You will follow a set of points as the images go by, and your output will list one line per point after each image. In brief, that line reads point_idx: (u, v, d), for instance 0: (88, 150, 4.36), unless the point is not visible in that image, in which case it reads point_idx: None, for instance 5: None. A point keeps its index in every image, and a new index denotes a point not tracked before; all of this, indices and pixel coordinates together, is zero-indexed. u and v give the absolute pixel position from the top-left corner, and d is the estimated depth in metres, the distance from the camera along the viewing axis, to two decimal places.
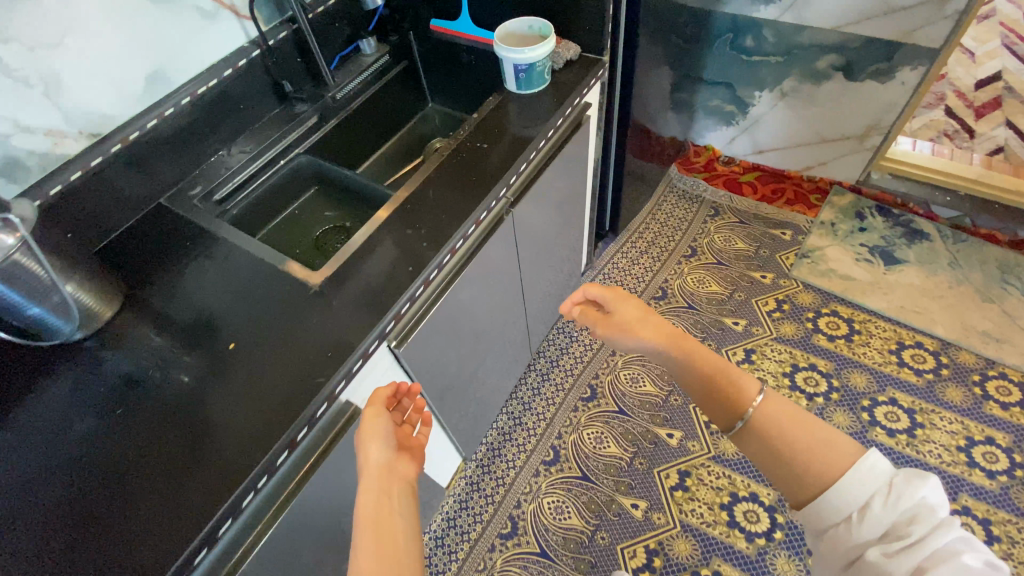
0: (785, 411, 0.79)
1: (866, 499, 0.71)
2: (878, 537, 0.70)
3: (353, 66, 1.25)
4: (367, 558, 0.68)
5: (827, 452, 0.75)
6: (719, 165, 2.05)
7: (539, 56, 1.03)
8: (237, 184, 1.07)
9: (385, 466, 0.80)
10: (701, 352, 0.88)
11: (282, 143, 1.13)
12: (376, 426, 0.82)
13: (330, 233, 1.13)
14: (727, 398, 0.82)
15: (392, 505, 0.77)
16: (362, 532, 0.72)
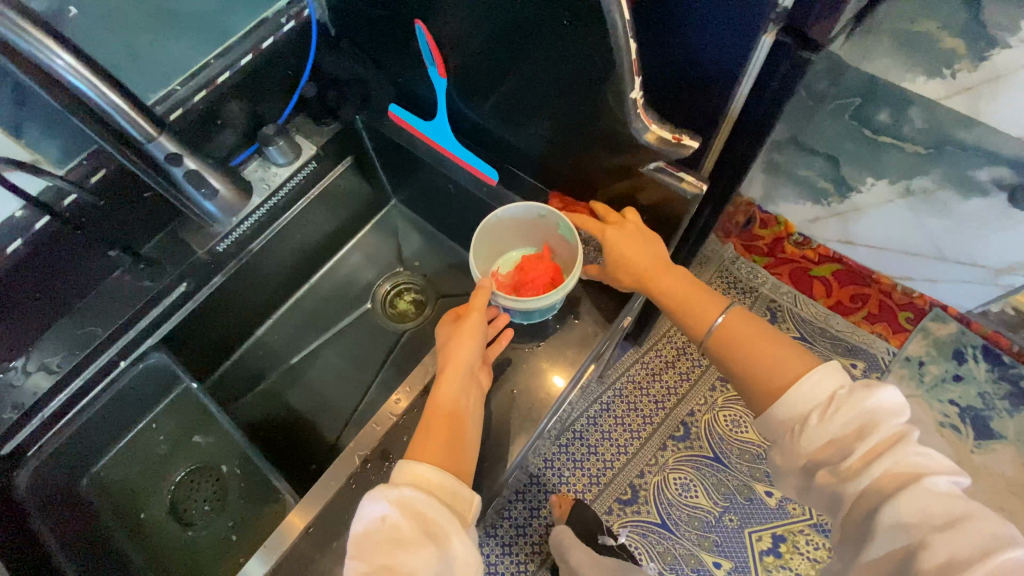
0: (745, 320, 0.59)
1: (807, 415, 0.51)
2: (822, 446, 0.50)
3: (255, 185, 0.77)
4: (432, 459, 0.53)
5: (787, 368, 0.54)
6: (789, 247, 1.54)
7: (547, 304, 0.65)
8: (32, 431, 0.66)
9: (468, 371, 0.61)
10: (677, 280, 0.62)
11: (118, 347, 0.70)
12: (466, 336, 0.61)
13: (198, 483, 0.75)
14: (693, 317, 0.61)
15: (469, 396, 0.60)
16: (432, 429, 0.56)
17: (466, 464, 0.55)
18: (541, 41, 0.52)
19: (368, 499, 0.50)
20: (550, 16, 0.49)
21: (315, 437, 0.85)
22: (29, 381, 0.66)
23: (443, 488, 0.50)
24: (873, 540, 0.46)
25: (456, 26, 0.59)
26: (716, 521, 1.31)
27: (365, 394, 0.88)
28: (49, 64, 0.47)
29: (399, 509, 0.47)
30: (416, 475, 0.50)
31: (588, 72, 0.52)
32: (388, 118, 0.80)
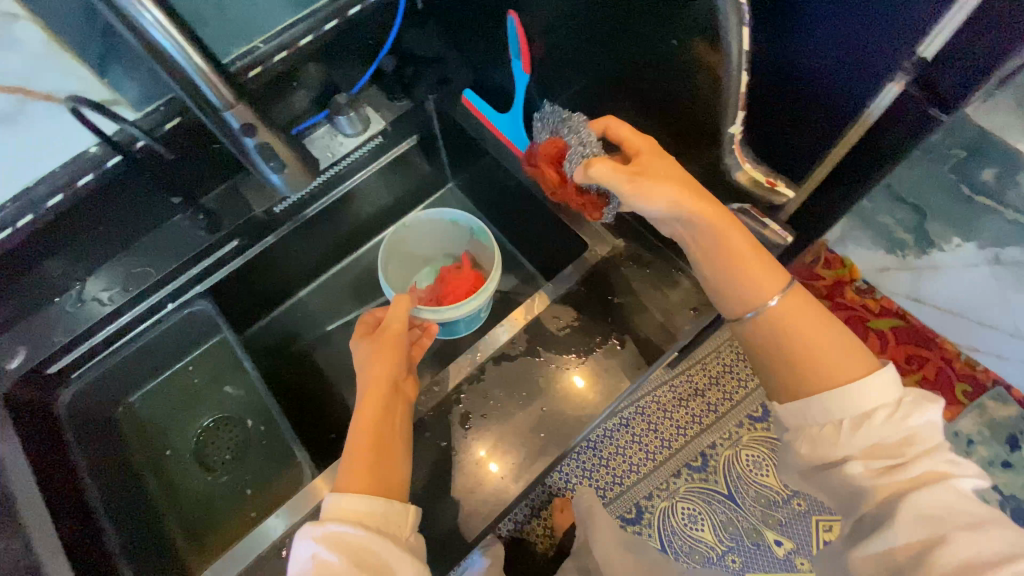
0: (804, 304, 0.50)
1: (865, 411, 0.47)
2: (864, 441, 0.46)
3: (318, 151, 0.76)
4: (359, 477, 0.53)
5: (850, 371, 0.48)
6: (851, 295, 1.37)
7: (456, 310, 0.77)
8: (78, 355, 0.70)
9: (395, 379, 0.62)
10: (738, 236, 0.50)
11: (167, 292, 0.72)
12: (386, 352, 0.63)
13: (222, 435, 0.76)
14: (750, 288, 0.50)
15: (396, 398, 0.61)
16: (362, 438, 0.56)
17: (398, 470, 0.56)
18: (644, 57, 0.48)
19: (300, 536, 0.50)
20: (662, 34, 0.45)
21: (336, 408, 0.85)
22: (83, 310, 0.69)
23: (375, 511, 0.51)
24: (885, 535, 0.43)
25: (552, 23, 0.55)
26: (717, 560, 1.28)
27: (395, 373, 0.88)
28: (139, 17, 0.46)
29: (329, 544, 0.48)
30: (341, 506, 0.50)
31: (687, 100, 0.48)
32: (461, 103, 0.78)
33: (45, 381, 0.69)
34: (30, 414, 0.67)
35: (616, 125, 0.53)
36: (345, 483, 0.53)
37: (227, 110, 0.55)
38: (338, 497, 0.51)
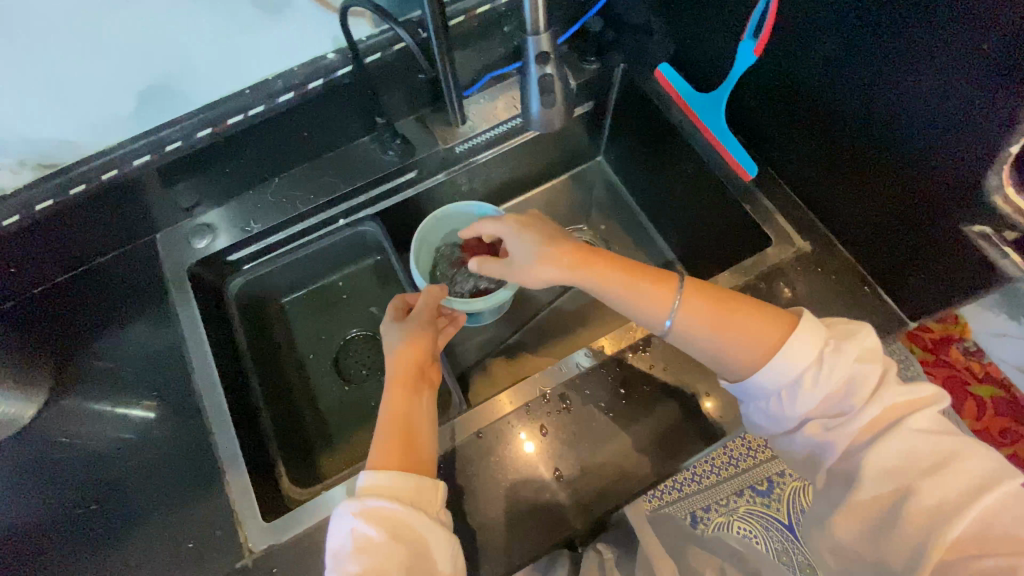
0: (699, 290, 0.54)
1: (795, 377, 0.50)
2: (815, 400, 0.50)
3: (505, 100, 0.77)
4: (389, 453, 0.51)
5: (733, 331, 0.53)
6: (954, 355, 1.31)
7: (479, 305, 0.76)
8: (256, 248, 0.74)
9: (422, 363, 0.59)
10: (623, 273, 0.55)
11: (345, 207, 0.75)
12: (406, 335, 0.60)
13: (361, 351, 0.80)
14: (648, 305, 0.54)
15: (424, 377, 0.59)
16: (386, 433, 0.53)
17: (432, 449, 0.54)
18: (933, 65, 0.47)
19: (339, 507, 0.48)
20: (970, 45, 0.44)
21: (458, 351, 0.86)
22: (270, 209, 0.73)
23: (410, 487, 0.48)
24: (860, 489, 0.47)
25: (819, 16, 0.54)
26: None
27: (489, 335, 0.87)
28: None
29: (364, 517, 0.46)
30: (378, 482, 0.48)
31: (966, 118, 0.47)
32: (652, 77, 0.77)
33: (222, 265, 0.73)
34: (205, 292, 0.72)
35: (522, 219, 0.60)
36: (382, 461, 0.51)
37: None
38: (374, 476, 0.49)
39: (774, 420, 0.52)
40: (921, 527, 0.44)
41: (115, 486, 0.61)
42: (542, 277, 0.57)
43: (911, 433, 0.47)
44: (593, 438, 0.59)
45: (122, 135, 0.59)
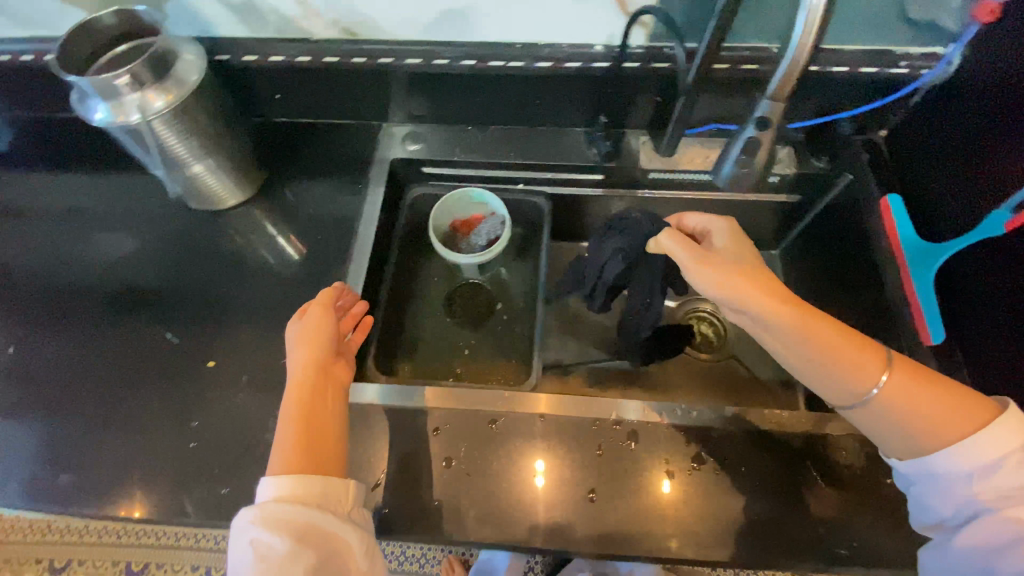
0: (912, 374, 0.48)
1: (996, 458, 0.45)
2: (992, 459, 0.45)
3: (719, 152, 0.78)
4: (290, 457, 0.51)
5: (966, 428, 0.46)
6: None
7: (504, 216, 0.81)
8: (449, 172, 0.83)
9: (325, 355, 0.60)
10: (834, 335, 0.49)
11: (533, 175, 0.82)
12: (297, 337, 0.60)
13: (476, 298, 0.86)
14: (848, 374, 0.49)
15: (317, 396, 0.56)
16: (298, 402, 0.55)
17: (338, 448, 0.54)
18: None
19: (238, 514, 0.48)
20: None
21: (548, 347, 0.89)
22: (475, 146, 0.82)
23: (313, 491, 0.50)
24: (983, 528, 0.44)
25: None
26: None
27: (480, 332, 0.83)
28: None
29: (263, 524, 0.47)
30: (278, 492, 0.49)
31: None
32: (875, 201, 0.73)
33: (413, 170, 0.84)
34: (391, 183, 0.83)
35: (731, 231, 0.60)
36: (280, 467, 0.51)
37: (771, 98, 0.49)
38: (274, 481, 0.49)
39: (922, 475, 0.48)
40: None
41: (253, 295, 0.75)
42: (739, 316, 0.55)
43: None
44: (634, 485, 0.59)
45: (408, 36, 0.70)
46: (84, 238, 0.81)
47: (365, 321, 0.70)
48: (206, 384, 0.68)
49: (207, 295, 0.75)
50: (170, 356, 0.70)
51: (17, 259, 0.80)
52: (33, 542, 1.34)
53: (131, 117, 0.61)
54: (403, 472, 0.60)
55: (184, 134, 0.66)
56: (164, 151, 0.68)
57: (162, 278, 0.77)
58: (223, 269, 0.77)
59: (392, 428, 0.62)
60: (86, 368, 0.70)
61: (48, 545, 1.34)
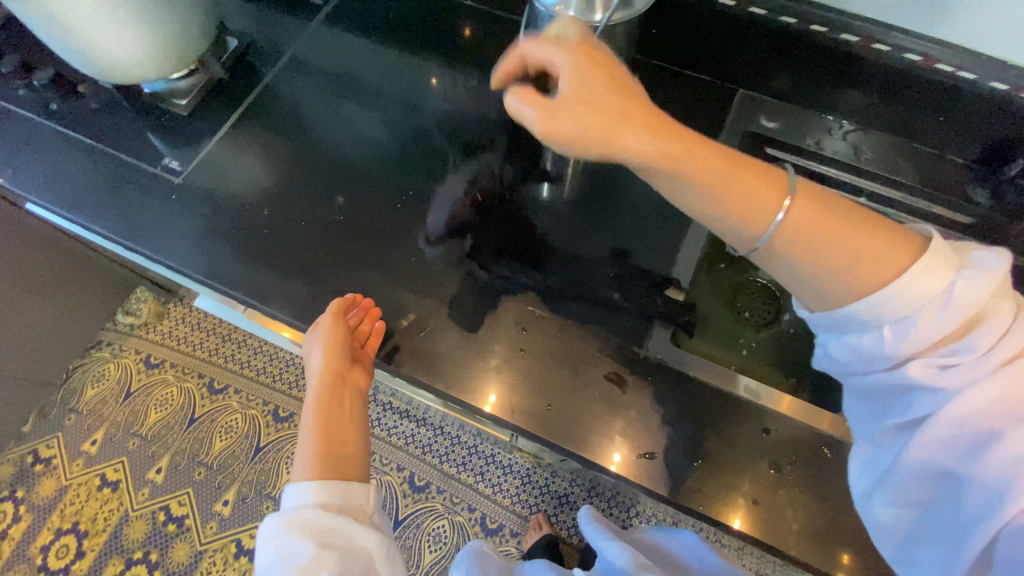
0: (813, 203, 0.45)
1: (920, 312, 0.43)
2: (928, 335, 0.43)
3: None
4: (313, 469, 0.65)
5: (879, 276, 0.44)
6: None
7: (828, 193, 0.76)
8: (796, 161, 0.79)
9: (340, 366, 0.69)
10: (721, 164, 0.44)
11: (888, 194, 0.76)
12: (313, 346, 0.69)
13: (768, 299, 0.81)
14: (748, 218, 0.45)
15: (334, 404, 0.70)
16: (316, 413, 0.69)
17: (355, 452, 0.70)
18: None
19: (268, 521, 0.62)
20: None
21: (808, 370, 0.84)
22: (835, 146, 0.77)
23: (335, 492, 0.64)
24: (941, 444, 0.44)
25: None
26: None
27: (763, 334, 0.79)
28: None
29: (294, 528, 0.60)
30: (304, 498, 0.62)
31: None
32: None
33: (756, 149, 0.80)
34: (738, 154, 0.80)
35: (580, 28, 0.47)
36: (307, 479, 0.65)
37: None
38: (307, 490, 0.63)
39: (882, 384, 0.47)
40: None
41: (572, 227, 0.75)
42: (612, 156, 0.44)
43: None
44: None
45: (862, 10, 0.64)
46: (415, 118, 0.85)
47: (376, 328, 0.69)
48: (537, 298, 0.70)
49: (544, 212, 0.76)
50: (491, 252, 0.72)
51: (371, 121, 0.85)
52: (201, 359, 1.48)
53: (568, 10, 0.57)
54: (730, 461, 0.62)
55: (606, 54, 0.64)
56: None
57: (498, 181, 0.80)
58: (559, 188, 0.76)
59: (721, 412, 0.64)
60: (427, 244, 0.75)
61: (213, 366, 1.47)
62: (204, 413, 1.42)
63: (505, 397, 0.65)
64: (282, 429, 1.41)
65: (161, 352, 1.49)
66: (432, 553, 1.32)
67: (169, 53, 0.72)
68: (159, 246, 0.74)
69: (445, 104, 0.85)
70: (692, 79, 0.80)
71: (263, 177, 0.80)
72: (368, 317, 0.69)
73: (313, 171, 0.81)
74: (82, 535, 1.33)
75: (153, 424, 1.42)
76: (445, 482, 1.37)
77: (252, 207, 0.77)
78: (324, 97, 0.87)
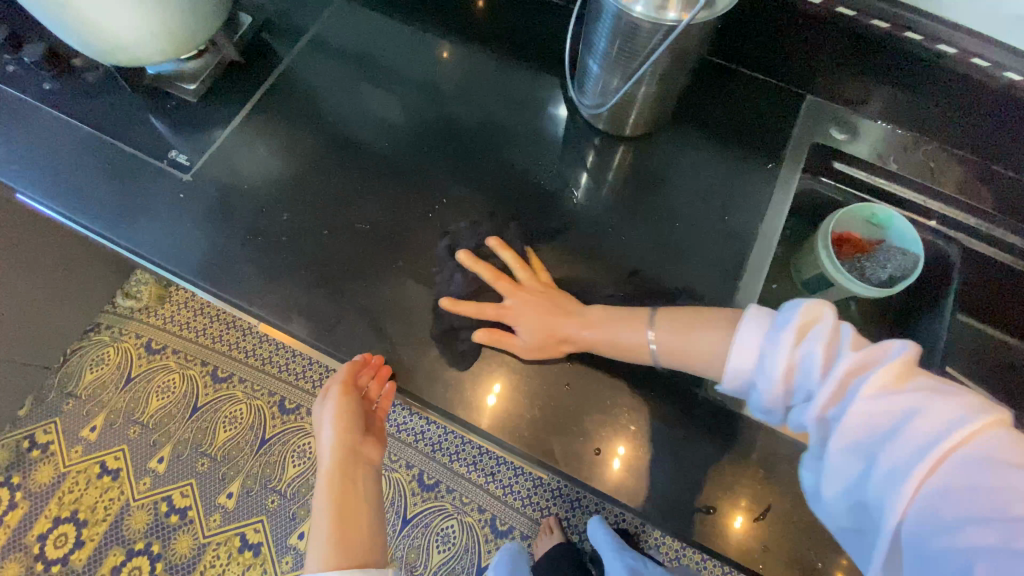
0: (672, 326, 0.57)
1: (765, 364, 0.47)
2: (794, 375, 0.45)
3: None
4: (330, 558, 0.61)
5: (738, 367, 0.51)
6: None
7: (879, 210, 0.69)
8: (867, 178, 0.72)
9: (354, 439, 0.67)
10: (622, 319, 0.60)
11: (963, 219, 0.70)
12: (325, 418, 0.68)
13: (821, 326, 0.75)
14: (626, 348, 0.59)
15: (348, 483, 0.66)
16: (327, 497, 0.65)
17: (373, 536, 0.66)
18: None
19: None
20: None
21: None
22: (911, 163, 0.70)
23: None
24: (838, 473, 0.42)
25: None
26: None
27: None
28: None
29: None
30: None
31: None
32: None
33: (823, 162, 0.73)
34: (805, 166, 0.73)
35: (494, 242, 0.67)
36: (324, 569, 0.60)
37: None
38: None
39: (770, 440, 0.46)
40: (951, 519, 0.35)
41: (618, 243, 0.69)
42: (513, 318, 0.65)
43: (919, 411, 0.39)
44: None
45: (964, 19, 0.56)
46: (447, 112, 0.77)
47: (388, 389, 0.63)
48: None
49: (588, 224, 0.70)
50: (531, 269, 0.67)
51: (400, 112, 0.77)
52: (204, 345, 1.42)
53: (635, 4, 0.52)
54: (789, 513, 0.58)
55: (675, 56, 0.58)
56: (633, 66, 0.60)
57: (539, 188, 0.73)
58: (607, 204, 0.71)
59: (779, 459, 0.59)
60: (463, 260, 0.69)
61: (216, 354, 1.41)
62: (207, 402, 1.38)
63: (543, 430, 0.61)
64: (287, 421, 1.36)
65: (162, 337, 1.43)
66: (440, 554, 1.29)
67: (178, 31, 0.64)
68: (165, 248, 0.68)
69: (482, 98, 0.78)
70: (756, 80, 0.74)
71: (278, 173, 0.73)
72: (375, 375, 0.64)
73: (336, 169, 0.73)
74: (82, 524, 1.30)
75: (154, 413, 1.38)
76: (455, 482, 1.33)
77: (268, 208, 0.70)
78: (346, 82, 0.79)
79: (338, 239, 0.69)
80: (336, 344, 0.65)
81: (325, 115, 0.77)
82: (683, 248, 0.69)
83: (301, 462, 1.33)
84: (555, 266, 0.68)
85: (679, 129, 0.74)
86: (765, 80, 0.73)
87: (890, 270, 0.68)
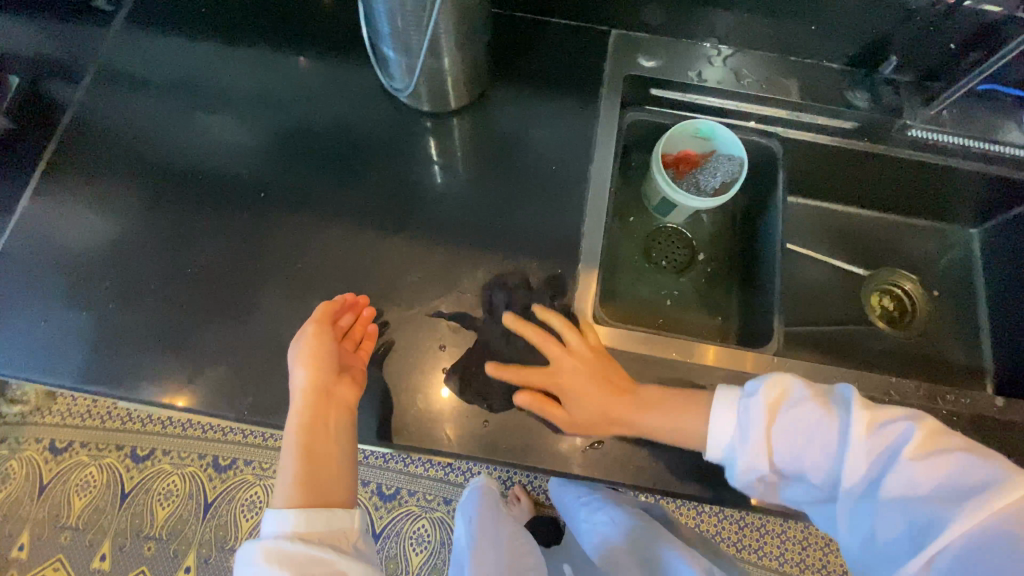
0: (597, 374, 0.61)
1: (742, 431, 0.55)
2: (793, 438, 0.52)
3: (979, 118, 0.73)
4: (297, 498, 0.56)
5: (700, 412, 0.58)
6: None
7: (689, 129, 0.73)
8: (681, 98, 0.74)
9: (329, 373, 0.60)
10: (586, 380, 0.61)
11: (775, 112, 0.74)
12: (297, 354, 0.61)
13: (676, 242, 0.82)
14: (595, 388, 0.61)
15: (322, 418, 0.59)
16: (295, 438, 0.59)
17: (344, 481, 0.59)
18: None
19: (244, 550, 0.53)
20: None
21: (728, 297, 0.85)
22: (715, 70, 0.73)
23: (322, 522, 0.55)
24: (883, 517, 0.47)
25: None
26: None
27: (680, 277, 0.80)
28: None
29: (274, 557, 0.51)
30: (286, 525, 0.54)
31: None
32: None
33: (642, 91, 0.76)
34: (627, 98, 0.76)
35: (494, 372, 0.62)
36: (285, 508, 0.55)
37: None
38: (286, 514, 0.55)
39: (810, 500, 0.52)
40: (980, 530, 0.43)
41: (467, 216, 0.71)
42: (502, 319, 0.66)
43: (944, 467, 0.46)
44: None
45: None
46: (267, 125, 0.74)
47: (370, 330, 0.65)
48: (451, 303, 0.67)
49: (436, 204, 0.71)
50: (388, 261, 0.68)
51: (226, 129, 0.73)
52: (115, 429, 1.33)
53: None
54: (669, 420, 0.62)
55: (460, 19, 0.58)
56: (421, 39, 0.59)
57: (380, 178, 0.72)
58: (450, 179, 0.72)
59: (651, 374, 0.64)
60: (322, 272, 0.68)
61: (131, 434, 1.33)
62: (136, 484, 1.30)
63: (431, 412, 0.62)
64: (227, 477, 1.31)
65: (66, 434, 1.33)
66: (419, 555, 1.30)
67: None
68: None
69: (300, 103, 0.75)
70: (562, 26, 0.76)
71: (101, 232, 0.68)
72: (357, 313, 0.65)
73: (162, 212, 0.69)
74: None
75: (82, 512, 1.28)
76: (414, 484, 1.33)
77: (100, 273, 0.66)
78: (152, 111, 0.72)
79: (186, 288, 0.66)
80: (205, 391, 0.63)
81: (142, 156, 0.71)
82: (529, 203, 0.71)
83: (254, 514, 1.29)
84: (414, 254, 0.69)
85: (502, 89, 0.75)
86: (569, 25, 0.75)
87: (720, 176, 0.74)
